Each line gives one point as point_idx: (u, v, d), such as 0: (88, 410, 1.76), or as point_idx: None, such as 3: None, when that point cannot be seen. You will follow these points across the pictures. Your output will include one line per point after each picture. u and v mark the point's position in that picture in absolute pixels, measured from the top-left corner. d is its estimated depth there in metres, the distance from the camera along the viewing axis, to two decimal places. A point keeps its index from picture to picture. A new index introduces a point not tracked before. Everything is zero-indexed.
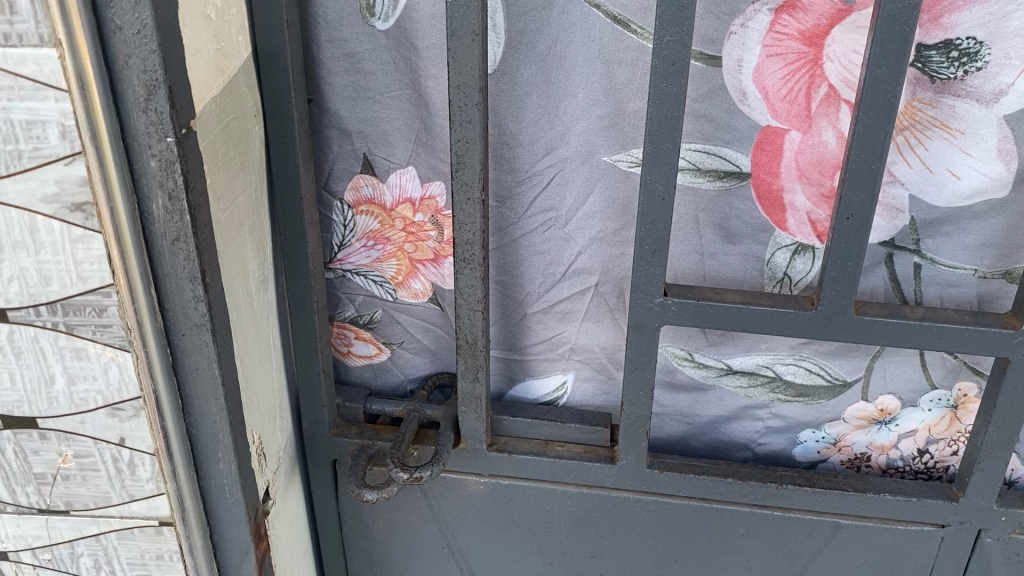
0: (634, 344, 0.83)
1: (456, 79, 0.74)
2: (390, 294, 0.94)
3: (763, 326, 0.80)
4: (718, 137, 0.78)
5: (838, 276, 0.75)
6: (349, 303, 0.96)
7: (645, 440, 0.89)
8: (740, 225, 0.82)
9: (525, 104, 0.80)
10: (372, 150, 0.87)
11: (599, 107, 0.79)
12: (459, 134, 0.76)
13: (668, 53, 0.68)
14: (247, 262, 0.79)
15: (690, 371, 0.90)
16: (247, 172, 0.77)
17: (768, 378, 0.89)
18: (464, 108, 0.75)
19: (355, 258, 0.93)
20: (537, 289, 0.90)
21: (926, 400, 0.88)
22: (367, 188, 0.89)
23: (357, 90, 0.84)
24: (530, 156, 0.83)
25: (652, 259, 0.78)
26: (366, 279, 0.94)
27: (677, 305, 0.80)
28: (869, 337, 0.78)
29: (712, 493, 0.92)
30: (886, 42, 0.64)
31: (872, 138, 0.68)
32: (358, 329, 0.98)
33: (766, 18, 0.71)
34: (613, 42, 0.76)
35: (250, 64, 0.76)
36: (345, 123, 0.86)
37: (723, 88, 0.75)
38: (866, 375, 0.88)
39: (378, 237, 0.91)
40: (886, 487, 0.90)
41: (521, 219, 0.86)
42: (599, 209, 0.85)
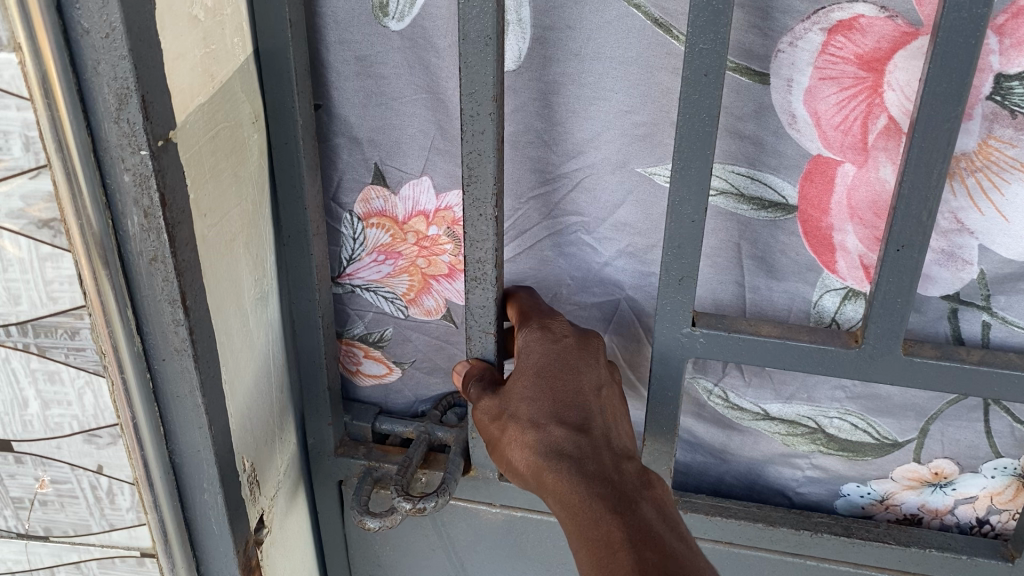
0: (659, 380, 0.75)
1: (467, 87, 0.67)
2: (401, 312, 0.89)
3: (802, 365, 0.72)
4: (764, 162, 0.69)
5: (887, 313, 0.67)
6: (359, 320, 0.91)
7: (669, 477, 0.82)
8: (785, 261, 0.73)
9: (554, 103, 0.72)
10: (382, 159, 0.81)
11: (636, 114, 0.71)
12: (471, 145, 0.69)
13: (701, 64, 0.61)
14: (243, 278, 0.73)
15: (722, 409, 0.81)
16: (244, 183, 0.72)
17: (809, 429, 0.79)
18: (476, 118, 0.68)
19: (365, 272, 0.87)
20: (560, 296, 0.83)
21: (990, 467, 0.77)
22: (377, 200, 0.83)
23: (369, 95, 0.77)
24: (556, 158, 0.75)
25: (680, 286, 0.71)
26: (376, 296, 0.88)
27: (706, 337, 0.72)
28: (920, 381, 0.69)
29: (740, 537, 0.83)
30: (947, 56, 0.56)
31: (930, 163, 0.60)
32: (366, 347, 0.92)
33: (818, 37, 0.63)
34: (649, 48, 0.68)
35: (250, 67, 0.71)
36: (356, 131, 0.80)
37: (771, 108, 0.66)
38: (921, 438, 0.77)
39: (390, 250, 0.85)
40: (932, 542, 0.80)
41: (546, 222, 0.79)
42: (630, 221, 0.77)
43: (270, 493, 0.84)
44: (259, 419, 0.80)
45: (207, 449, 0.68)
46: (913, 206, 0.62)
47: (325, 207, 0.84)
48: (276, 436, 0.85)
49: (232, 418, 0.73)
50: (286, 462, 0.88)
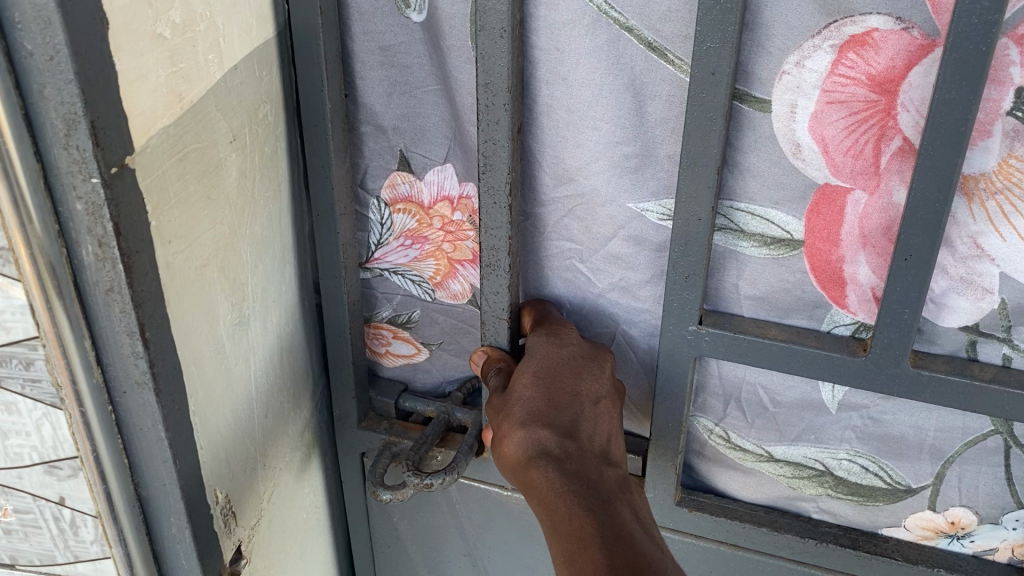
0: (667, 383, 0.71)
1: (482, 76, 0.64)
2: (429, 295, 0.84)
3: (807, 373, 0.67)
4: (766, 196, 0.65)
5: (892, 322, 0.62)
6: (387, 303, 0.86)
7: (677, 476, 0.75)
8: (789, 298, 0.68)
9: (543, 122, 0.68)
10: (408, 146, 0.77)
11: (625, 145, 0.67)
12: (484, 134, 0.66)
13: (708, 62, 0.59)
14: (216, 307, 0.68)
15: (722, 450, 0.76)
16: (219, 205, 0.67)
17: (815, 472, 0.74)
18: (491, 108, 0.65)
19: (392, 256, 0.83)
20: None
21: (1010, 518, 0.69)
22: (403, 186, 0.79)
23: (393, 84, 0.74)
24: (546, 179, 0.71)
25: (688, 283, 0.67)
26: (404, 279, 0.84)
27: (711, 336, 0.68)
28: (926, 396, 0.64)
29: (743, 540, 0.76)
30: (960, 64, 0.53)
31: (940, 168, 0.57)
32: (395, 330, 0.87)
33: (827, 57, 0.58)
34: (642, 71, 0.64)
35: (230, 83, 0.65)
36: (379, 119, 0.76)
37: (771, 137, 0.62)
38: (937, 484, 0.70)
39: (417, 236, 0.81)
40: (944, 560, 0.72)
41: (539, 246, 0.74)
42: (624, 255, 0.72)
43: (251, 524, 0.78)
44: (236, 451, 0.74)
45: (174, 483, 0.65)
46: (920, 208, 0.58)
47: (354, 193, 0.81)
48: (258, 469, 0.78)
49: (202, 449, 0.69)
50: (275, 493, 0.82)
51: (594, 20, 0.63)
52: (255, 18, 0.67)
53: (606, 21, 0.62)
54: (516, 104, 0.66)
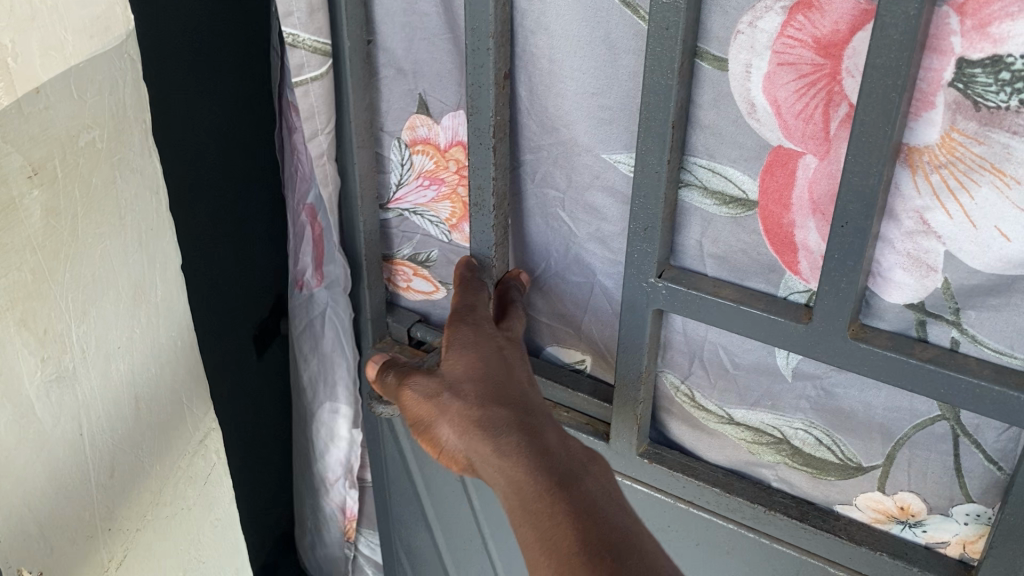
0: (627, 332, 0.74)
1: (469, 22, 0.69)
2: (445, 236, 0.89)
3: (754, 334, 0.68)
4: (724, 154, 0.66)
5: (831, 290, 0.62)
6: (407, 240, 0.93)
7: (636, 428, 0.78)
8: (746, 260, 0.69)
9: (532, 73, 0.73)
10: (427, 90, 0.82)
11: (603, 97, 0.70)
12: (472, 78, 0.71)
13: (662, 17, 0.61)
14: (20, 362, 0.68)
15: (687, 407, 0.78)
16: (13, 250, 0.65)
17: (774, 440, 0.74)
18: (475, 52, 0.70)
19: (413, 196, 0.89)
20: (544, 267, 0.83)
21: (960, 511, 0.68)
22: (422, 128, 0.85)
23: (414, 30, 0.80)
24: (536, 127, 0.75)
25: (646, 237, 0.69)
26: (423, 219, 0.90)
27: (665, 290, 0.70)
28: (864, 369, 0.64)
29: (699, 498, 0.78)
30: (887, 28, 0.53)
31: (871, 137, 0.56)
32: (416, 266, 0.94)
33: (777, 18, 0.59)
34: (617, 25, 0.66)
35: (29, 111, 0.63)
36: (401, 62, 0.82)
37: (729, 96, 0.64)
38: (887, 465, 0.69)
39: (434, 177, 0.87)
40: (888, 547, 0.71)
41: (528, 191, 0.79)
42: (603, 206, 0.75)
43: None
44: (51, 503, 0.74)
45: None
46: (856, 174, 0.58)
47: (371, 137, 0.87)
48: (101, 530, 0.81)
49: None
50: (116, 552, 0.83)
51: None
52: (73, 34, 0.65)
53: None
54: (502, 51, 0.70)
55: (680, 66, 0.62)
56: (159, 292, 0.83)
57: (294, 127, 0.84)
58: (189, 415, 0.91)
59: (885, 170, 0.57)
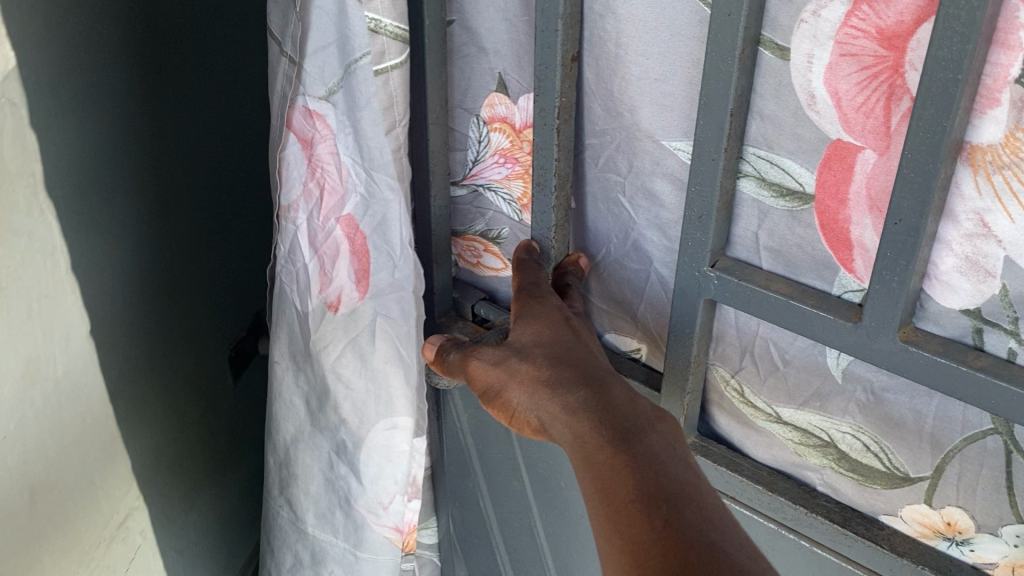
0: (678, 320, 0.74)
1: (540, 3, 0.69)
2: (516, 215, 0.90)
3: (803, 330, 0.67)
4: (784, 146, 0.65)
5: (882, 289, 0.61)
6: (480, 217, 0.94)
7: (683, 418, 0.77)
8: (802, 255, 0.68)
9: (601, 57, 0.73)
10: (505, 71, 0.83)
11: (667, 83, 0.69)
12: (540, 58, 0.72)
13: (726, 4, 0.60)
14: None
15: (736, 403, 0.77)
16: None
17: (821, 442, 0.73)
18: (545, 33, 0.70)
19: (488, 172, 0.90)
20: (604, 251, 0.83)
21: (1009, 532, 0.64)
22: (501, 107, 0.86)
23: (497, 12, 0.81)
24: (601, 112, 0.76)
25: (700, 225, 0.69)
26: (496, 196, 0.91)
27: (717, 280, 0.70)
28: (912, 373, 0.62)
29: (742, 494, 0.77)
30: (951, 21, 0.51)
31: (930, 133, 0.54)
32: (486, 243, 0.95)
33: (842, 8, 0.57)
34: (684, 11, 0.66)
35: None
36: (483, 43, 0.83)
37: (791, 86, 0.63)
38: (935, 478, 0.67)
39: (509, 155, 0.88)
40: (932, 562, 0.68)
41: (590, 174, 0.80)
42: (664, 193, 0.75)
43: None
44: None
45: None
46: (914, 171, 0.56)
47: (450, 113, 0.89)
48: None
49: None
50: None
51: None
52: None
53: None
54: (572, 33, 0.70)
55: (743, 51, 0.61)
56: (57, 366, 0.86)
57: (318, 139, 0.79)
58: (85, 477, 0.94)
59: (943, 169, 0.55)
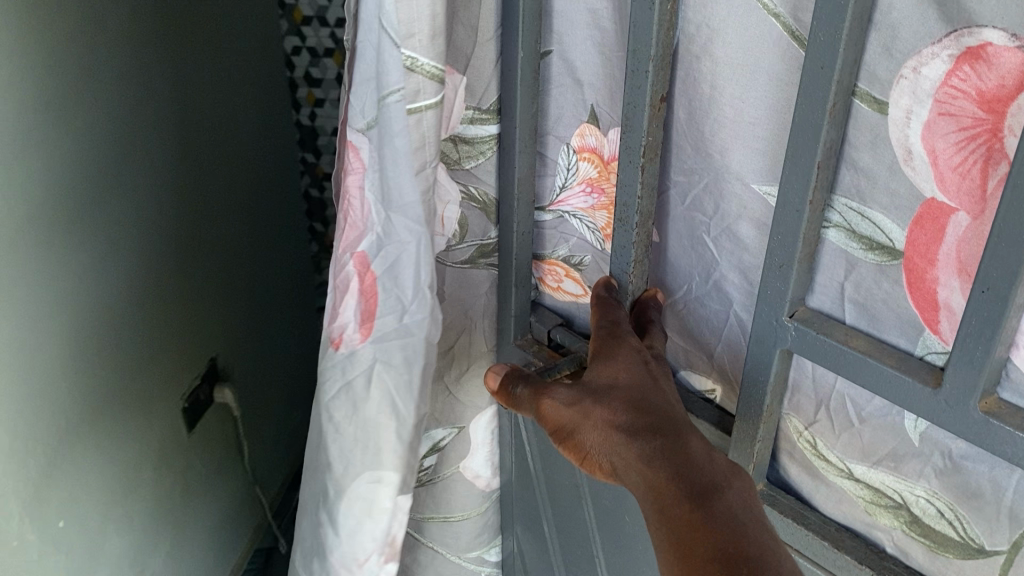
0: (753, 367, 0.73)
1: (632, 43, 0.69)
2: (599, 244, 0.90)
3: (881, 390, 0.65)
4: (874, 200, 0.64)
5: (965, 357, 0.59)
6: (564, 242, 0.94)
7: (752, 465, 0.76)
8: (887, 312, 0.66)
9: (694, 97, 0.72)
10: (598, 102, 0.84)
11: (759, 128, 0.69)
12: (629, 97, 0.72)
13: (820, 57, 0.59)
14: None
15: (808, 454, 0.76)
16: None
17: (893, 503, 0.71)
18: (635, 72, 0.70)
19: (574, 200, 0.90)
20: (685, 288, 0.82)
21: None
22: (591, 138, 0.86)
23: (594, 44, 0.81)
24: (691, 151, 0.75)
25: (780, 274, 0.68)
26: (580, 223, 0.91)
27: (795, 331, 0.68)
28: (993, 447, 0.60)
29: (808, 548, 0.76)
30: None
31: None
32: (568, 268, 0.96)
33: (944, 66, 0.56)
34: (782, 58, 0.65)
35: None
36: (578, 74, 0.84)
37: (886, 140, 0.61)
38: (1012, 553, 0.64)
39: (596, 185, 0.88)
40: None
41: (676, 211, 0.79)
42: (748, 236, 0.74)
43: None
44: None
45: None
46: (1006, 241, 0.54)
47: (541, 140, 0.90)
48: None
49: None
50: None
51: (744, 4, 0.65)
52: None
53: (756, 6, 0.64)
54: (664, 74, 0.70)
55: (834, 106, 0.60)
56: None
57: (349, 170, 0.75)
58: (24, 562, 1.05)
59: None
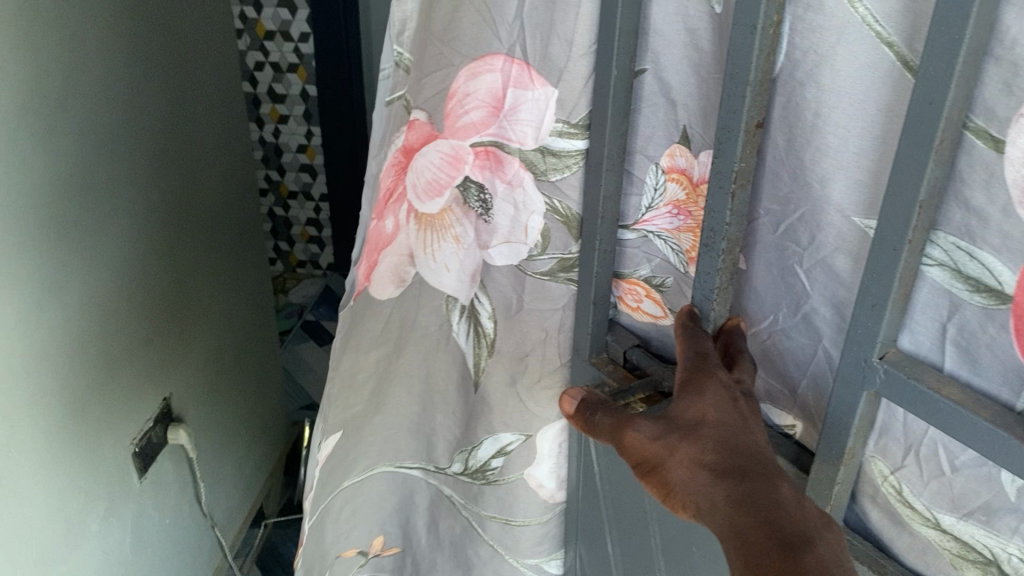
0: (837, 406, 0.70)
1: (730, 67, 0.67)
2: (682, 266, 0.89)
3: (974, 443, 0.62)
4: (982, 240, 0.61)
5: None
6: (646, 262, 0.93)
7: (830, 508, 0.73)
8: (990, 358, 0.63)
9: (794, 123, 0.70)
10: (690, 123, 0.82)
11: (864, 158, 0.66)
12: (723, 121, 0.70)
13: (930, 91, 0.56)
14: None
15: (892, 500, 0.73)
16: None
17: (982, 559, 0.67)
18: (732, 96, 0.68)
19: (659, 221, 0.89)
20: (770, 317, 0.80)
21: None
22: (680, 159, 0.84)
23: (690, 65, 0.80)
24: (787, 178, 0.73)
25: (872, 313, 0.65)
26: (665, 244, 0.90)
27: (884, 373, 0.65)
28: None
29: None
30: None
31: None
32: (649, 288, 0.94)
33: None
34: (892, 87, 0.62)
35: None
36: (672, 94, 0.83)
37: (1000, 179, 0.58)
38: None
39: (683, 207, 0.87)
40: None
41: (768, 238, 0.77)
42: (843, 268, 0.71)
43: None
44: None
45: None
46: None
47: (628, 159, 0.88)
48: None
49: None
50: None
51: (858, 30, 0.63)
52: None
53: (868, 34, 0.62)
54: (762, 99, 0.68)
55: (941, 141, 0.57)
56: None
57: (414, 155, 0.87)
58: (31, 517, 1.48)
59: None
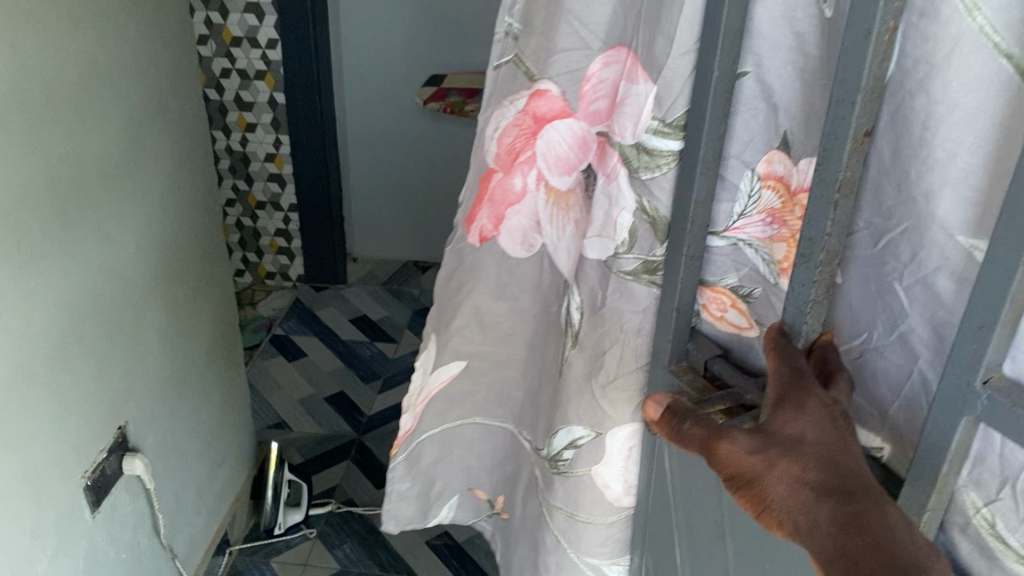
0: (933, 431, 0.67)
1: (840, 71, 0.65)
2: (772, 277, 0.87)
3: None
4: None
5: None
6: (734, 271, 0.91)
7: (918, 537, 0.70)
8: None
9: (902, 134, 0.68)
10: (792, 129, 0.80)
11: (973, 175, 0.63)
12: (829, 127, 0.67)
13: None
14: None
15: (987, 533, 0.69)
16: None
17: None
18: (840, 101, 0.66)
19: (751, 229, 0.87)
20: (865, 335, 0.77)
21: None
22: (779, 165, 0.83)
23: (796, 70, 0.78)
24: (892, 190, 0.70)
25: (977, 336, 0.62)
26: (756, 253, 0.88)
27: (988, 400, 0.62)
28: None
29: None
30: None
31: None
32: (735, 298, 0.92)
33: None
34: (1009, 102, 0.59)
35: None
36: (775, 98, 0.81)
37: None
38: None
39: (778, 216, 0.85)
40: None
41: (866, 252, 0.74)
42: (945, 289, 0.68)
43: None
44: None
45: None
46: None
47: (723, 164, 0.86)
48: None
49: None
50: None
51: (976, 41, 0.60)
52: None
53: (986, 45, 0.59)
54: (872, 106, 0.66)
55: None
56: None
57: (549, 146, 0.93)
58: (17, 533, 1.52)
59: None
